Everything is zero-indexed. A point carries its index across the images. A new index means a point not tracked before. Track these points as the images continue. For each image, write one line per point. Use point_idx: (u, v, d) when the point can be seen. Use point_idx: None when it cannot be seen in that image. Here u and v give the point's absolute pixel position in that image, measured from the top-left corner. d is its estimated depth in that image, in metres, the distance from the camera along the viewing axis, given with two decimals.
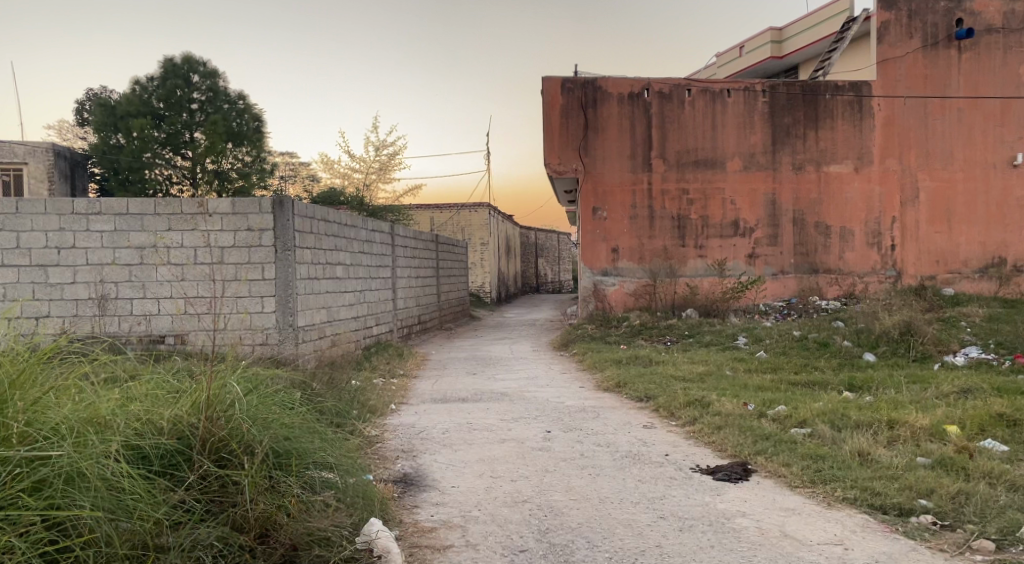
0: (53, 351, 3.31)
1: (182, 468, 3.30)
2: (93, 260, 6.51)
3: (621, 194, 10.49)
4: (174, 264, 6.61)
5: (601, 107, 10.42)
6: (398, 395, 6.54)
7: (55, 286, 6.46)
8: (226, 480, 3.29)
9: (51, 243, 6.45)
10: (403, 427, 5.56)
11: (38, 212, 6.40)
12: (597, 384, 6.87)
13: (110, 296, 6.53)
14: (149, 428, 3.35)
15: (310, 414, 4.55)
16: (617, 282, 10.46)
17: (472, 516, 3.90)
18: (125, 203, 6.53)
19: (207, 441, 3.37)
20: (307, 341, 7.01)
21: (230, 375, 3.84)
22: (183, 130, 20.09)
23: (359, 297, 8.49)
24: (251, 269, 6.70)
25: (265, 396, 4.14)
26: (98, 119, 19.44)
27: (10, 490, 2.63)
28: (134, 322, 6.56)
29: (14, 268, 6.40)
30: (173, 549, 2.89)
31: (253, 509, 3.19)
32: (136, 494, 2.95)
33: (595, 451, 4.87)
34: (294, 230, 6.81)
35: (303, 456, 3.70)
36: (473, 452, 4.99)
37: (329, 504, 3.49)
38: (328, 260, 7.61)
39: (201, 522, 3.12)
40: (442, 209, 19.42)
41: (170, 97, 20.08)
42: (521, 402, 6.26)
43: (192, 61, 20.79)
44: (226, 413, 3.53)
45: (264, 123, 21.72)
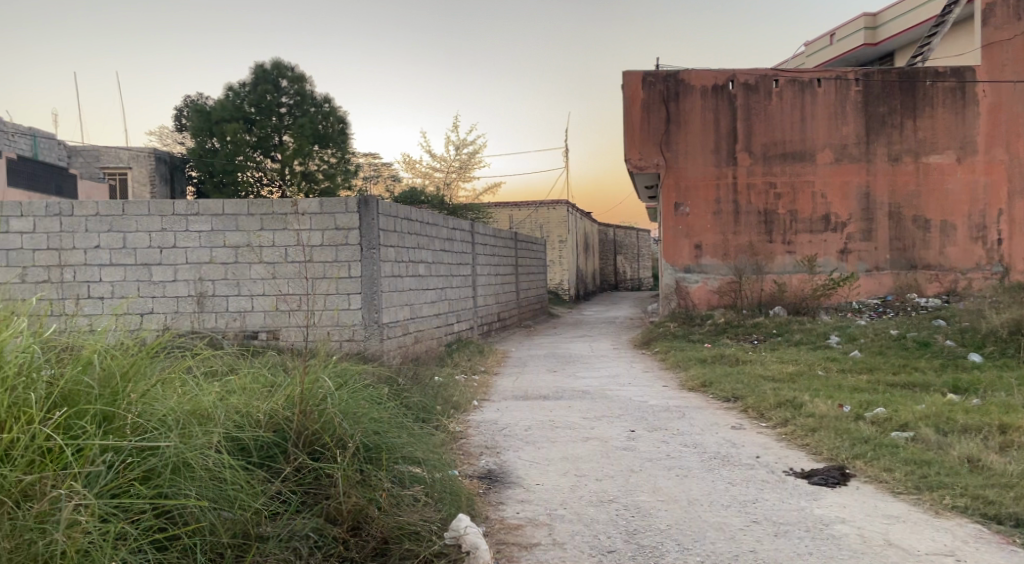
0: (160, 346, 3.43)
1: (278, 460, 3.42)
2: (192, 259, 6.81)
3: (705, 189, 10.27)
4: (266, 262, 6.84)
5: (684, 101, 10.24)
6: (480, 391, 6.58)
7: (158, 284, 6.79)
8: (319, 472, 3.40)
9: (154, 243, 6.78)
10: (486, 423, 5.60)
11: (142, 214, 6.75)
12: (681, 382, 6.76)
13: (207, 293, 6.82)
14: (248, 420, 3.49)
15: (398, 409, 4.63)
16: (700, 279, 10.25)
17: (558, 515, 3.89)
18: (222, 203, 6.81)
19: (301, 434, 3.49)
20: (391, 337, 7.14)
21: (321, 370, 3.99)
22: (272, 133, 20.81)
23: (440, 294, 8.59)
24: (338, 267, 6.88)
25: (355, 391, 4.25)
26: (194, 125, 20.23)
27: (124, 478, 2.71)
28: (230, 319, 6.84)
29: (121, 266, 6.76)
30: (272, 539, 2.98)
31: (346, 501, 3.25)
32: (237, 484, 3.03)
33: (681, 451, 4.77)
34: (378, 229, 6.94)
35: (391, 450, 3.79)
36: (556, 450, 4.98)
37: (418, 498, 3.56)
38: (411, 258, 7.73)
39: (296, 513, 3.22)
40: (520, 207, 19.46)
41: (260, 102, 20.86)
42: (602, 401, 6.21)
43: (281, 65, 21.54)
44: (318, 407, 3.65)
45: (349, 124, 22.11)
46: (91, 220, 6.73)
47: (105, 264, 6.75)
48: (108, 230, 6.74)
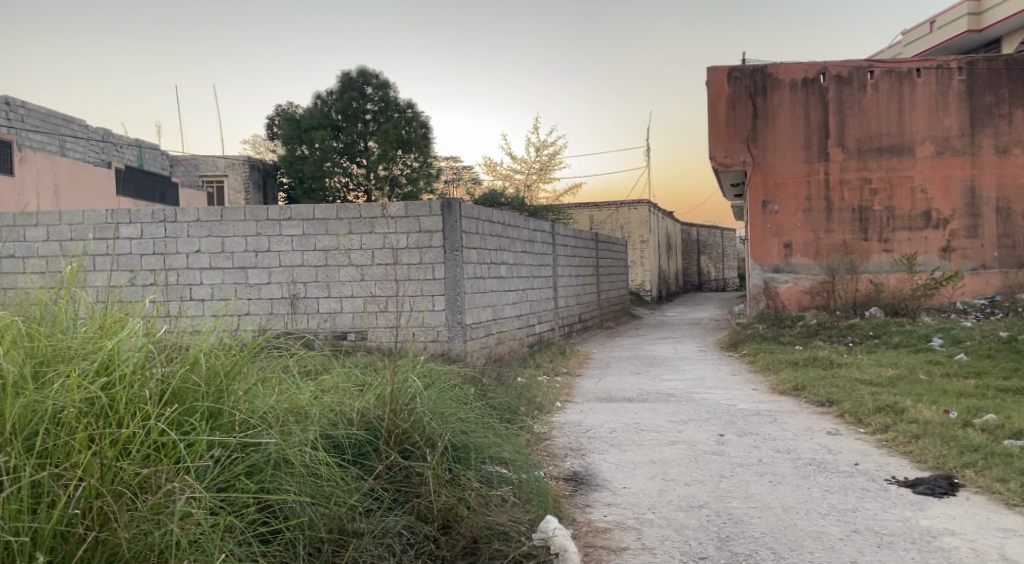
0: (261, 345, 3.56)
1: (370, 457, 3.52)
2: (285, 262, 7.06)
3: (795, 186, 9.94)
4: (355, 265, 7.03)
5: (772, 96, 9.97)
6: (563, 393, 6.57)
7: (253, 287, 7.07)
8: (409, 471, 3.47)
9: (250, 247, 7.06)
10: (570, 424, 5.58)
11: (239, 219, 7.05)
12: (771, 386, 6.56)
13: (300, 295, 7.06)
14: (342, 418, 3.59)
15: (484, 409, 4.67)
16: (790, 279, 9.92)
17: (647, 519, 3.83)
18: (312, 208, 7.04)
19: (392, 433, 3.57)
20: (475, 338, 7.21)
21: (410, 371, 4.07)
22: (358, 139, 21.43)
23: (521, 295, 8.63)
24: (423, 269, 6.99)
25: (443, 391, 4.32)
26: (285, 133, 21.12)
27: (230, 473, 2.80)
28: (321, 320, 7.06)
29: (220, 270, 7.07)
30: (367, 535, 3.04)
31: (437, 500, 3.30)
32: (333, 481, 3.12)
33: (774, 457, 4.63)
34: (461, 231, 7.02)
35: (479, 450, 3.83)
36: (643, 453, 4.91)
37: (506, 499, 3.57)
38: (493, 260, 7.80)
39: (389, 510, 3.29)
40: (601, 207, 19.35)
41: (347, 109, 21.53)
42: (689, 404, 6.09)
43: (366, 73, 22.11)
44: (408, 406, 3.73)
45: (431, 129, 22.42)
46: (192, 225, 7.08)
47: (205, 267, 7.08)
48: (208, 236, 7.07)
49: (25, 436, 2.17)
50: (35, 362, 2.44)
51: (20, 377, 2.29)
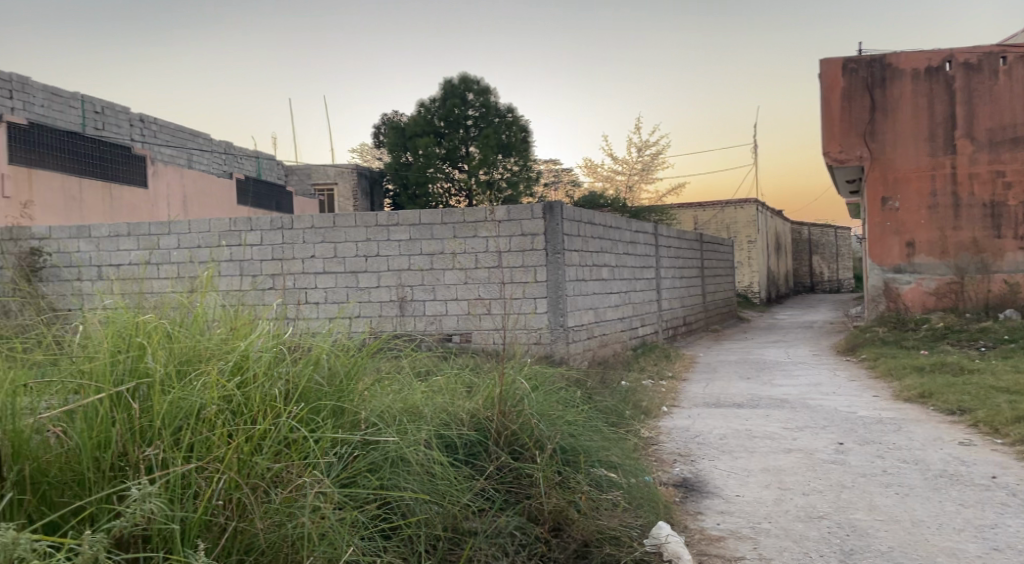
0: (377, 346, 3.67)
1: (481, 457, 3.56)
2: (394, 266, 7.27)
3: (917, 181, 9.40)
4: (460, 268, 7.15)
5: (891, 87, 9.46)
6: (669, 397, 6.45)
7: (364, 290, 7.32)
8: (519, 472, 3.50)
9: (360, 252, 7.32)
10: (678, 430, 5.46)
11: (350, 225, 7.32)
12: (895, 393, 6.20)
13: (408, 298, 7.25)
14: (453, 419, 3.65)
15: (591, 412, 4.65)
16: (913, 279, 9.37)
17: (763, 529, 3.70)
18: (419, 213, 7.21)
19: (502, 434, 3.61)
20: (577, 341, 7.18)
21: (518, 373, 4.10)
22: (460, 145, 21.96)
23: (624, 297, 8.54)
24: (526, 272, 7.03)
25: (550, 393, 4.33)
26: (391, 141, 22.12)
27: (352, 469, 2.90)
28: (428, 322, 7.22)
29: (333, 274, 7.36)
30: (480, 534, 3.07)
31: (548, 502, 3.30)
32: (447, 480, 3.17)
33: (900, 467, 4.37)
34: (563, 234, 7.01)
35: (588, 454, 3.82)
36: (756, 461, 4.74)
37: (616, 503, 3.55)
38: (594, 262, 7.75)
39: (501, 510, 3.32)
40: (705, 208, 18.90)
41: (449, 116, 22.12)
42: (804, 410, 5.85)
43: (468, 79, 22.50)
44: (516, 407, 3.76)
45: (531, 133, 22.39)
46: (307, 232, 7.41)
47: (319, 272, 7.39)
48: (321, 242, 7.38)
49: (172, 429, 2.29)
50: (178, 361, 2.57)
51: (165, 375, 2.43)
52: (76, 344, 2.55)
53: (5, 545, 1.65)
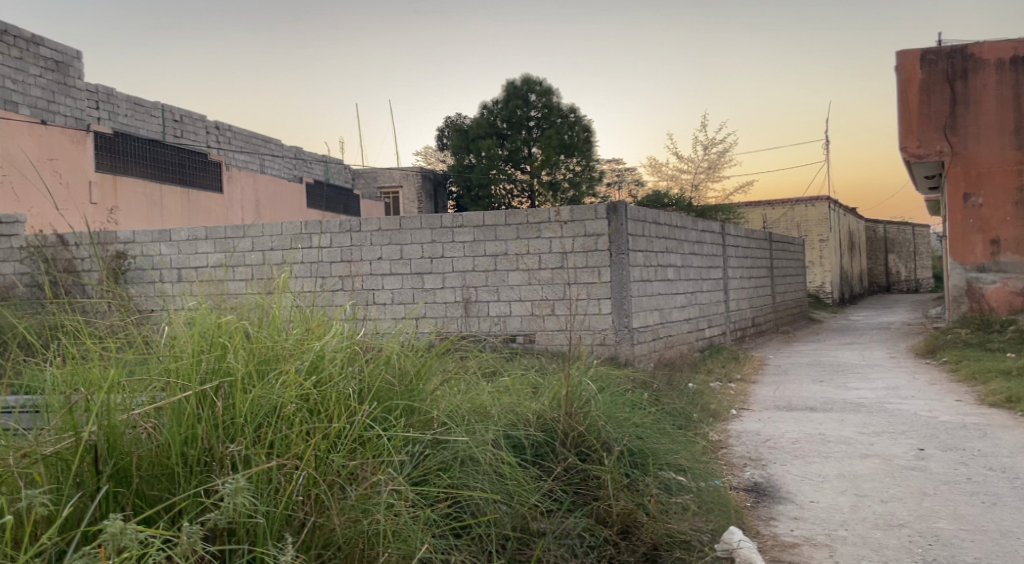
0: (446, 346, 3.72)
1: (548, 458, 3.57)
2: (458, 268, 7.35)
3: (1003, 176, 8.98)
4: (524, 269, 7.16)
5: (974, 79, 9.06)
6: (738, 400, 6.32)
7: (429, 291, 7.42)
8: (587, 473, 3.49)
9: (426, 254, 7.42)
10: (748, 433, 5.35)
11: (416, 228, 7.44)
12: (980, 397, 5.93)
13: (472, 298, 7.30)
14: (520, 420, 3.67)
15: (658, 414, 4.59)
16: (998, 278, 8.93)
17: (839, 536, 3.59)
18: (483, 215, 7.27)
19: (568, 436, 3.61)
20: (642, 342, 7.10)
21: (584, 374, 4.09)
22: (522, 146, 22.02)
23: (690, 298, 8.42)
24: (590, 273, 6.99)
25: (616, 395, 4.30)
26: (454, 143, 22.35)
27: (423, 468, 2.94)
28: (492, 323, 7.25)
29: (399, 275, 7.49)
30: (548, 535, 3.07)
31: (616, 504, 3.28)
32: (515, 480, 3.18)
33: (986, 475, 4.18)
34: (627, 234, 6.95)
35: (656, 456, 3.77)
36: (831, 466, 4.61)
37: (686, 507, 3.50)
38: (660, 262, 7.66)
39: (568, 511, 3.32)
40: (773, 206, 18.47)
41: (512, 117, 22.22)
42: (881, 414, 5.65)
43: (531, 80, 22.56)
44: (583, 408, 3.76)
45: (594, 132, 22.27)
46: (374, 234, 7.56)
47: (386, 273, 7.53)
48: (388, 244, 7.52)
49: (253, 425, 2.38)
50: (258, 360, 2.66)
51: (246, 374, 2.52)
52: (163, 343, 2.67)
53: (114, 535, 1.66)
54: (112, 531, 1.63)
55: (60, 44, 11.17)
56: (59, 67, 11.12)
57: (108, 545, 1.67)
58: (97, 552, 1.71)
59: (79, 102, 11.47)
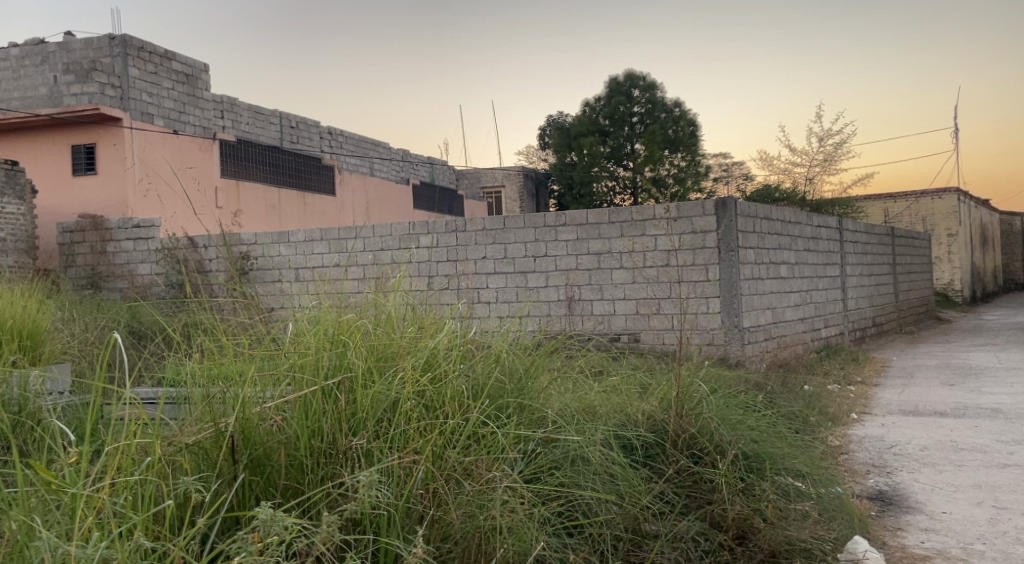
0: (554, 346, 3.72)
1: (659, 460, 3.50)
2: (562, 266, 7.34)
3: None
4: (629, 267, 7.07)
5: None
6: (859, 403, 6.00)
7: (533, 290, 7.46)
8: (699, 476, 3.40)
9: (529, 253, 7.47)
10: (870, 439, 5.08)
11: (519, 227, 7.50)
12: None
13: (576, 297, 7.28)
14: (629, 420, 3.61)
15: (774, 417, 4.42)
16: None
17: (976, 551, 3.35)
18: (586, 213, 7.23)
19: (680, 438, 3.52)
20: (753, 342, 6.86)
21: (695, 375, 4.00)
22: (625, 142, 21.78)
23: (805, 297, 8.08)
24: (697, 271, 6.82)
25: (729, 396, 4.18)
26: (557, 142, 22.37)
27: (534, 465, 2.94)
28: (596, 323, 7.20)
29: (503, 274, 7.58)
30: (660, 537, 3.02)
31: (731, 508, 3.19)
32: (627, 481, 3.13)
33: None
34: (737, 231, 6.72)
35: (773, 461, 3.64)
36: (965, 476, 4.30)
37: (807, 514, 3.36)
38: (772, 259, 7.38)
39: (680, 515, 3.25)
40: (895, 199, 17.47)
41: (614, 114, 21.99)
42: (1022, 421, 5.22)
43: (634, 76, 22.28)
44: (695, 411, 3.66)
45: (700, 127, 21.73)
46: (479, 234, 7.68)
47: (490, 273, 7.64)
48: (493, 243, 7.63)
49: (375, 419, 2.47)
50: (376, 357, 2.75)
51: (365, 371, 2.61)
52: (289, 340, 2.80)
53: (265, 521, 1.69)
54: (263, 517, 1.66)
55: (190, 58, 11.88)
56: (189, 80, 11.83)
57: (258, 530, 1.69)
58: (250, 537, 1.73)
59: (206, 113, 12.19)
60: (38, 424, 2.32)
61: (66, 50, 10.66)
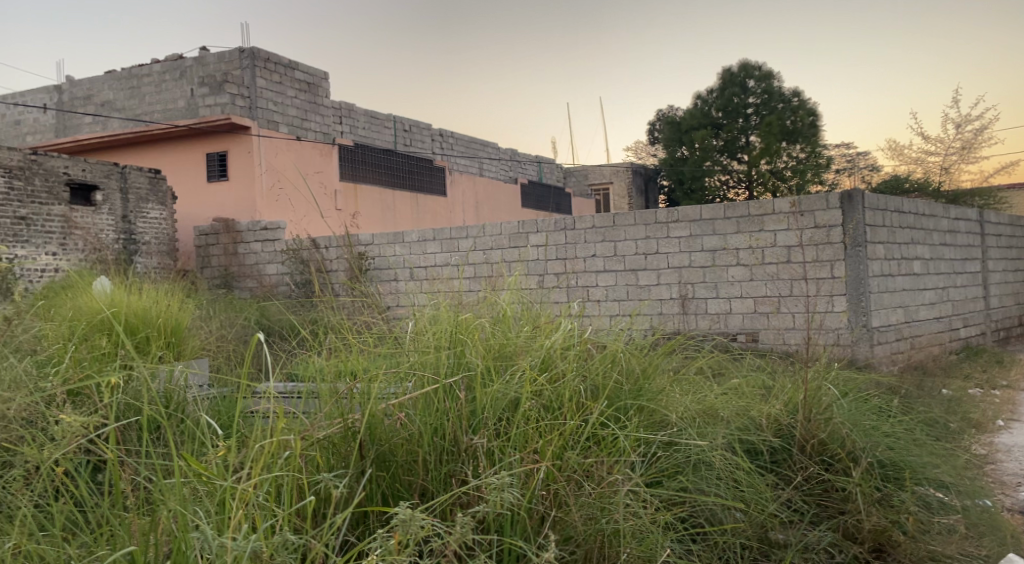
0: (674, 345, 3.62)
1: (786, 466, 3.33)
2: (674, 264, 7.17)
3: None
4: (745, 264, 6.81)
5: None
6: (1005, 410, 5.52)
7: (644, 287, 7.33)
8: (830, 485, 3.22)
9: (640, 250, 7.34)
10: (1021, 449, 4.65)
11: (630, 224, 7.39)
12: None
13: (690, 295, 7.09)
14: (752, 423, 3.45)
15: (912, 423, 4.13)
16: None
17: None
18: (700, 209, 7.02)
19: (808, 442, 3.34)
20: (884, 343, 6.45)
21: (824, 377, 3.79)
22: (739, 135, 21.10)
23: (942, 295, 7.54)
24: (821, 268, 6.47)
25: (862, 401, 3.93)
26: (667, 136, 21.78)
27: (655, 470, 2.84)
28: (711, 322, 6.99)
29: (613, 272, 7.49)
30: (789, 547, 2.88)
31: (867, 519, 3.02)
32: (754, 487, 2.99)
33: None
34: (864, 225, 6.33)
35: (913, 470, 3.39)
36: None
37: (953, 529, 3.12)
38: (904, 255, 6.92)
39: (809, 524, 3.09)
40: None
41: (728, 106, 21.34)
42: None
43: (748, 66, 21.60)
44: (824, 415, 3.46)
45: (820, 116, 20.72)
46: (588, 232, 7.63)
47: (600, 270, 7.58)
48: (603, 240, 7.55)
49: (495, 418, 2.47)
50: (493, 355, 2.74)
51: (484, 370, 2.62)
52: (408, 337, 2.86)
53: (404, 520, 1.69)
54: (403, 516, 1.66)
55: (311, 67, 12.41)
56: (311, 88, 12.38)
57: (399, 531, 1.69)
58: (390, 536, 1.74)
59: (326, 119, 12.71)
60: (184, 416, 2.46)
61: (201, 64, 11.39)
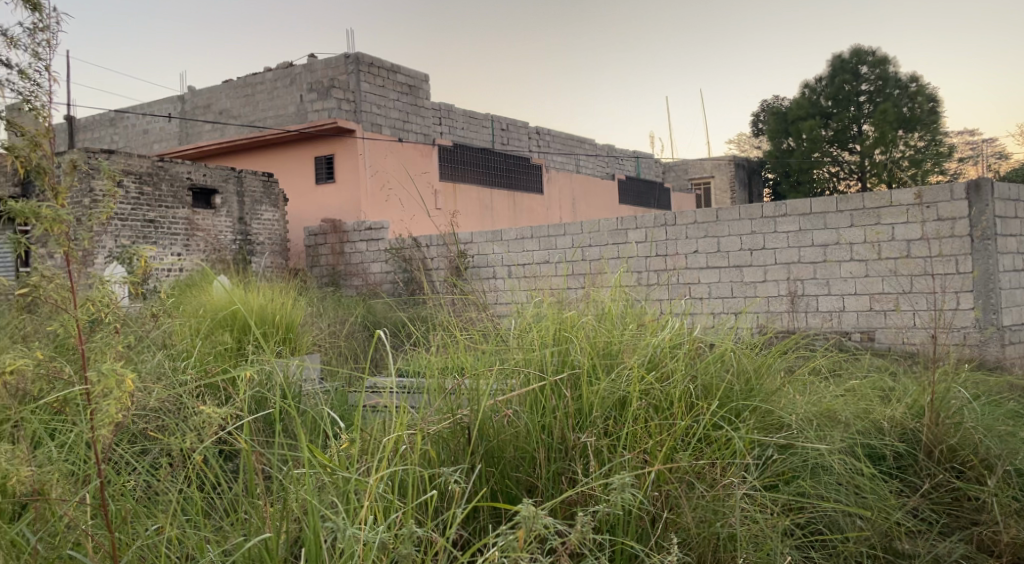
0: (787, 345, 3.47)
1: (910, 473, 3.13)
2: (782, 259, 6.90)
3: None
4: (859, 259, 6.48)
5: None
6: None
7: (749, 284, 7.10)
8: (961, 494, 3.01)
9: (745, 246, 7.11)
10: None
11: (734, 219, 7.17)
12: None
13: (799, 292, 6.81)
14: (872, 427, 3.26)
15: None
16: None
17: None
18: (810, 202, 6.72)
19: (935, 448, 3.13)
20: (1016, 343, 5.99)
21: (952, 379, 3.55)
22: (851, 124, 20.12)
23: None
24: (944, 263, 6.07)
25: (996, 404, 3.66)
26: (772, 127, 20.88)
27: (770, 475, 2.72)
28: (822, 320, 6.67)
29: (717, 268, 7.29)
30: (917, 558, 2.70)
31: (1005, 531, 2.80)
32: (877, 494, 2.83)
33: None
34: (994, 217, 5.89)
35: None
36: None
37: None
38: None
39: (938, 534, 2.89)
40: None
41: (838, 94, 20.37)
42: None
43: (861, 51, 20.63)
44: (954, 420, 3.23)
45: (941, 102, 19.53)
46: (690, 227, 7.45)
47: (703, 267, 7.38)
48: (705, 236, 7.35)
49: (603, 416, 2.43)
50: (601, 351, 2.69)
51: (592, 368, 2.58)
52: (513, 333, 2.86)
53: (527, 517, 1.66)
54: (526, 513, 1.63)
55: (412, 70, 12.69)
56: (412, 90, 12.66)
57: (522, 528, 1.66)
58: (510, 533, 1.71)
59: (426, 120, 12.97)
60: (303, 410, 2.55)
61: (310, 70, 11.86)
